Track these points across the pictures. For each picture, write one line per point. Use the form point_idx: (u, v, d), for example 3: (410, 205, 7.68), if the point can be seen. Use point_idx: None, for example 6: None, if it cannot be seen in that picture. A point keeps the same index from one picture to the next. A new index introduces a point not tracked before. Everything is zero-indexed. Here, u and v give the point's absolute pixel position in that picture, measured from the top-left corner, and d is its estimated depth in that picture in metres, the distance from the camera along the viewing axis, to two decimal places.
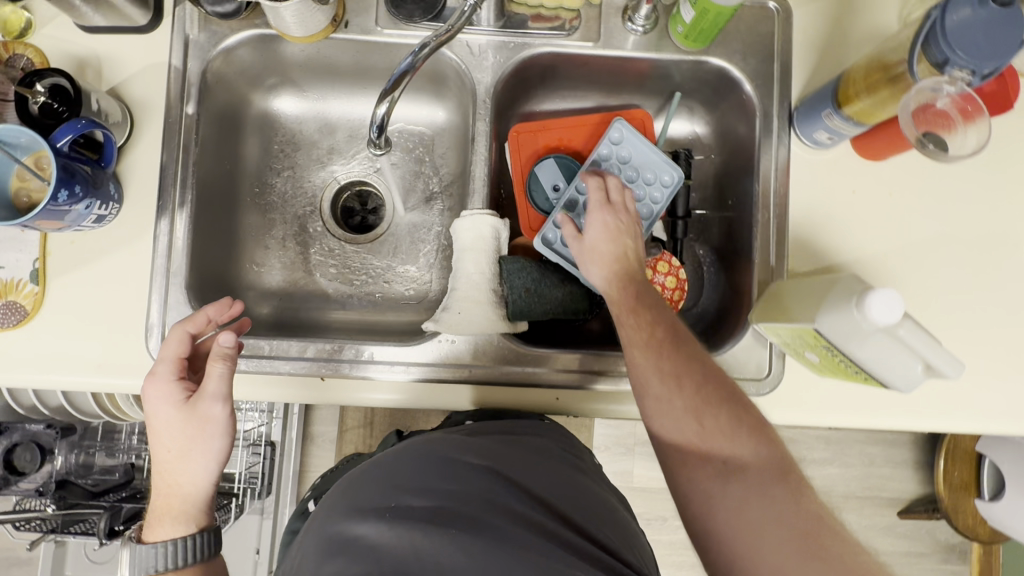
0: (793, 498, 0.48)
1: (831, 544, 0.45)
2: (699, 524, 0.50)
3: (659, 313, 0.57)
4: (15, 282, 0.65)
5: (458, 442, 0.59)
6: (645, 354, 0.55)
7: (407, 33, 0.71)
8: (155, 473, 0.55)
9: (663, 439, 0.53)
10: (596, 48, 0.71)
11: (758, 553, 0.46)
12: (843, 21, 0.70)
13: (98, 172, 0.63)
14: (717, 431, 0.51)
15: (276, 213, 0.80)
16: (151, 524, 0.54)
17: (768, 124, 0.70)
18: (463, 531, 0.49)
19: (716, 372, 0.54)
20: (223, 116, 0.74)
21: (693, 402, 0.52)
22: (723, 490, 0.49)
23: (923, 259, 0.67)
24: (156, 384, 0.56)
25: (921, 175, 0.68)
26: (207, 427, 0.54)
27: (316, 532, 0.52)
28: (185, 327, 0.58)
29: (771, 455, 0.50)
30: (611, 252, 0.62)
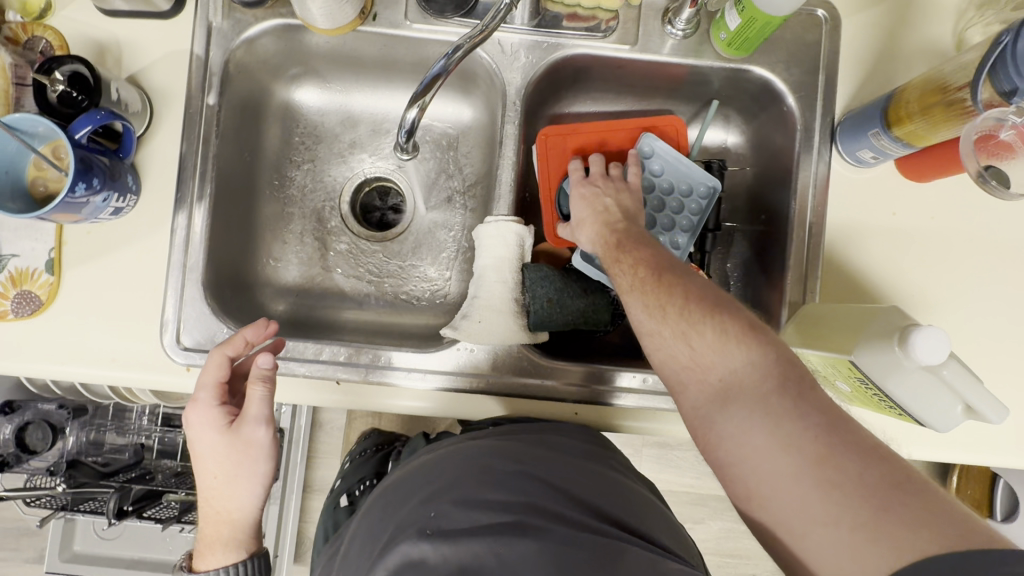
0: (798, 411, 0.43)
1: (846, 461, 0.40)
2: (713, 457, 0.47)
3: (643, 250, 0.55)
4: (30, 271, 0.64)
5: (492, 447, 0.58)
6: (632, 293, 0.52)
7: (437, 29, 0.69)
8: (202, 499, 0.57)
9: (664, 371, 0.50)
10: (632, 51, 0.68)
11: (769, 481, 0.42)
12: (893, 34, 0.67)
13: (116, 163, 0.61)
14: (707, 350, 0.47)
15: (295, 206, 0.78)
16: (202, 552, 0.57)
17: (809, 138, 0.67)
18: (512, 541, 0.49)
19: (702, 288, 0.50)
20: (245, 106, 0.72)
21: (679, 326, 0.48)
22: (723, 416, 0.45)
23: (962, 287, 0.64)
24: (200, 409, 0.56)
25: (966, 200, 0.65)
26: (251, 450, 0.55)
27: (367, 542, 0.55)
28: (224, 350, 0.57)
29: (769, 364, 0.45)
30: (597, 211, 0.61)
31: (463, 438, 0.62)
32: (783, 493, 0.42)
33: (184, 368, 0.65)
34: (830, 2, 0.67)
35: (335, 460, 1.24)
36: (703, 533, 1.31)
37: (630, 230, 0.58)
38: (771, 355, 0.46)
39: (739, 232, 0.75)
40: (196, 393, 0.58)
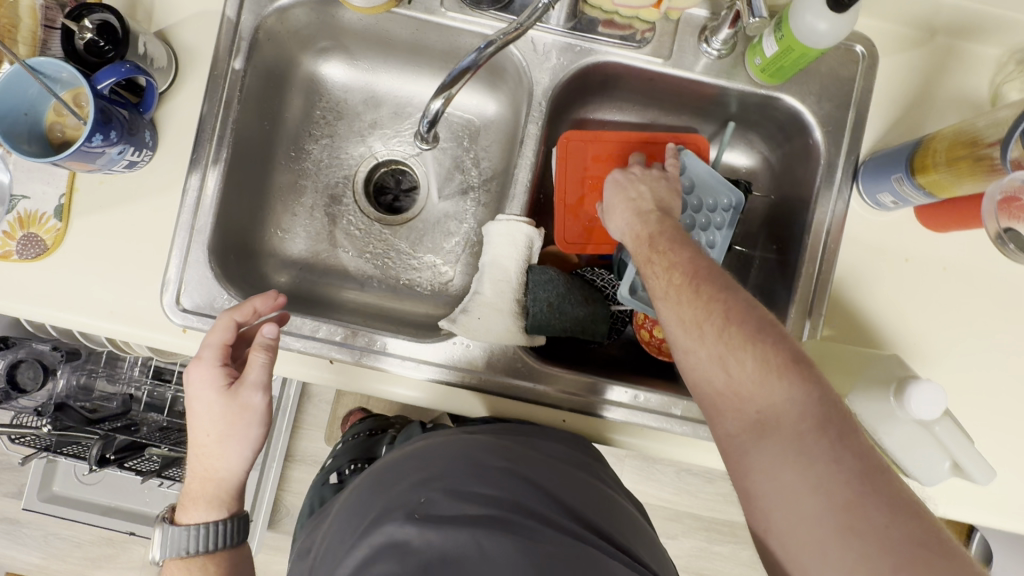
0: (836, 455, 0.41)
1: (875, 515, 0.39)
2: (741, 486, 0.46)
3: (684, 253, 0.53)
4: (38, 215, 0.64)
5: (487, 444, 0.58)
6: (668, 302, 0.51)
7: (471, 20, 0.68)
8: (192, 454, 0.57)
9: (700, 392, 0.49)
10: (664, 65, 0.68)
11: (792, 520, 0.42)
12: (928, 80, 0.66)
13: (136, 118, 0.61)
14: (745, 379, 0.45)
15: (308, 179, 0.78)
16: (186, 505, 0.58)
17: (831, 174, 0.66)
18: (496, 535, 0.49)
19: (745, 305, 0.48)
20: (271, 74, 0.72)
21: (717, 349, 0.47)
22: (756, 448, 0.45)
23: (965, 342, 0.64)
24: (200, 369, 0.55)
25: (979, 254, 0.65)
26: (245, 415, 0.55)
27: (349, 521, 0.55)
28: (232, 315, 0.57)
29: (810, 401, 0.43)
30: (634, 201, 0.60)
31: (449, 430, 0.62)
32: (804, 536, 0.41)
33: (180, 329, 0.65)
34: (869, 39, 0.66)
35: (319, 432, 1.25)
36: (674, 549, 1.31)
37: (668, 229, 0.55)
38: (813, 390, 0.44)
39: (748, 259, 0.75)
40: (199, 351, 0.57)
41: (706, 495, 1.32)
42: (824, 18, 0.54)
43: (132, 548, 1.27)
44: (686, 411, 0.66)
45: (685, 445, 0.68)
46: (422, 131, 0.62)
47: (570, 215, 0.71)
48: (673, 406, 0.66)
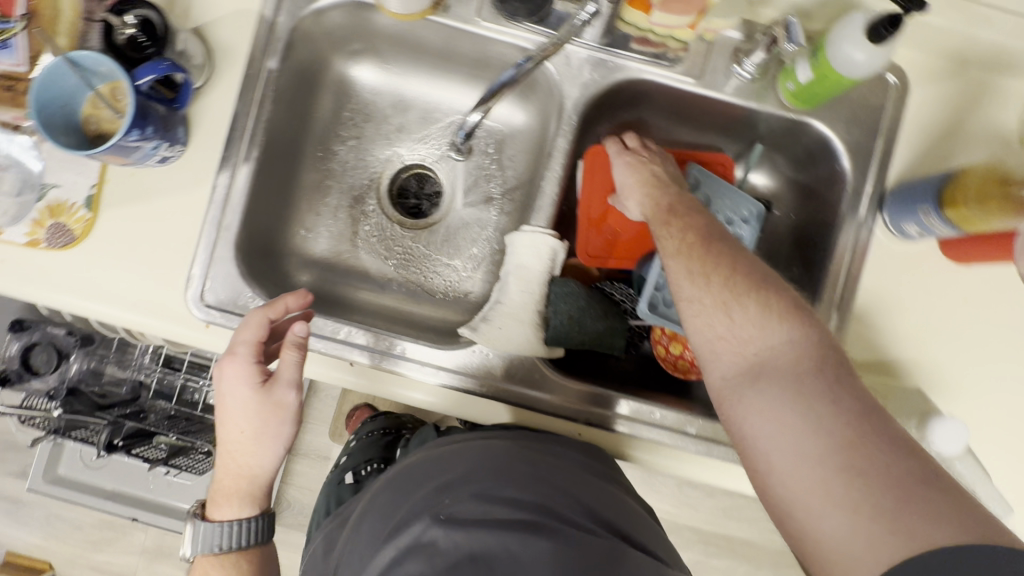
0: (834, 395, 0.44)
1: (873, 450, 0.41)
2: (736, 432, 0.47)
3: (693, 217, 0.56)
4: (68, 205, 0.64)
5: (510, 449, 0.58)
6: (677, 257, 0.53)
7: (506, 31, 0.68)
8: (223, 452, 0.57)
9: (698, 342, 0.51)
10: (696, 85, 0.68)
11: (792, 457, 0.43)
12: (957, 112, 0.67)
13: (171, 114, 0.61)
14: (748, 325, 0.48)
15: (334, 180, 0.79)
16: (216, 503, 0.59)
17: (856, 201, 0.66)
18: (525, 537, 0.49)
19: (750, 263, 0.51)
20: (304, 73, 0.73)
21: (722, 297, 0.49)
22: (755, 391, 0.46)
23: (982, 373, 0.64)
24: (234, 364, 0.56)
25: (1000, 288, 0.65)
26: (281, 412, 0.56)
27: (373, 520, 0.56)
28: (265, 313, 0.58)
29: (808, 343, 0.46)
30: (644, 179, 0.62)
31: (460, 435, 0.62)
32: (803, 471, 0.42)
33: (202, 325, 0.65)
34: (900, 69, 0.66)
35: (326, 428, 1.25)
36: None
37: (681, 199, 0.58)
38: (812, 338, 0.47)
39: None
40: (232, 347, 0.57)
41: (706, 508, 1.32)
42: (860, 48, 0.54)
43: (132, 533, 1.27)
44: (700, 430, 0.67)
45: (698, 464, 0.68)
46: (459, 136, 0.68)
47: (593, 229, 0.72)
48: (688, 425, 0.67)
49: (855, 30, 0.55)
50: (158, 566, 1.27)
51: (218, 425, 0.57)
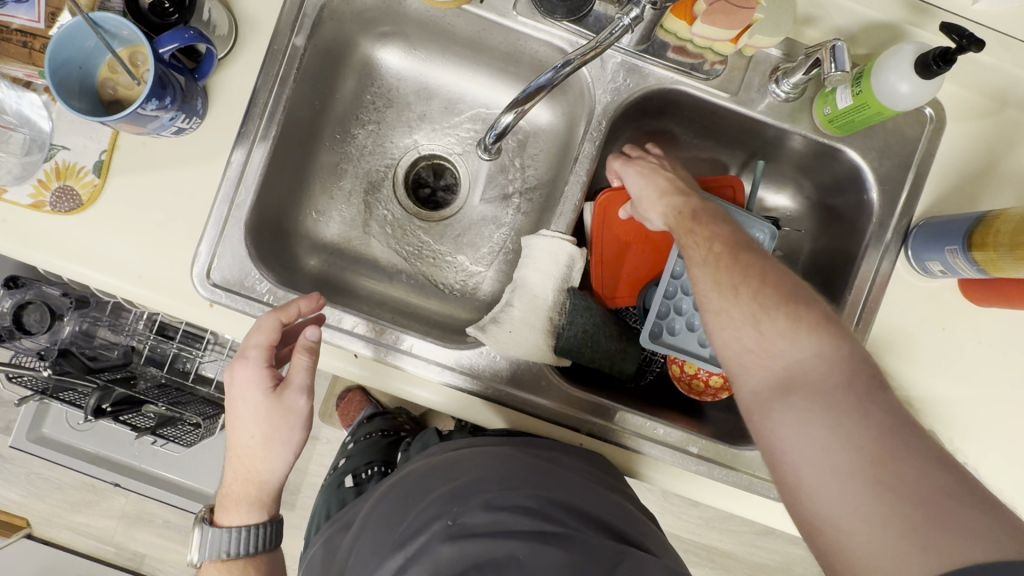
0: (865, 410, 0.42)
1: (907, 467, 0.39)
2: (764, 444, 0.46)
3: (720, 224, 0.54)
4: (77, 168, 0.62)
5: (518, 459, 0.58)
6: (704, 268, 0.51)
7: (542, 29, 0.66)
8: (233, 457, 0.59)
9: (725, 352, 0.50)
10: (730, 100, 0.66)
11: (822, 475, 0.41)
12: (991, 151, 0.66)
13: (190, 85, 0.59)
14: (777, 339, 0.46)
15: (350, 164, 0.77)
16: (227, 509, 0.61)
17: (881, 233, 0.66)
18: (534, 546, 0.50)
19: (780, 273, 0.49)
20: (329, 53, 0.71)
21: (751, 310, 0.48)
22: (784, 405, 0.44)
23: (989, 418, 0.64)
24: (246, 369, 0.56)
25: (1016, 334, 0.65)
26: (291, 418, 0.57)
27: (380, 522, 0.57)
28: (277, 317, 0.56)
29: (840, 356, 0.44)
30: (664, 190, 0.60)
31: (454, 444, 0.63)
32: (834, 488, 0.40)
33: (206, 303, 0.63)
34: (940, 102, 0.65)
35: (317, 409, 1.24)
36: None
37: (705, 206, 0.57)
38: (844, 351, 0.45)
39: None
40: (242, 348, 0.57)
41: (690, 518, 1.32)
42: (908, 80, 0.54)
43: (113, 497, 1.24)
44: (703, 450, 0.66)
45: (697, 484, 0.67)
46: (488, 140, 0.65)
47: (607, 268, 0.72)
48: (690, 445, 0.66)
49: (903, 62, 0.54)
50: (136, 533, 1.25)
51: (229, 429, 0.58)
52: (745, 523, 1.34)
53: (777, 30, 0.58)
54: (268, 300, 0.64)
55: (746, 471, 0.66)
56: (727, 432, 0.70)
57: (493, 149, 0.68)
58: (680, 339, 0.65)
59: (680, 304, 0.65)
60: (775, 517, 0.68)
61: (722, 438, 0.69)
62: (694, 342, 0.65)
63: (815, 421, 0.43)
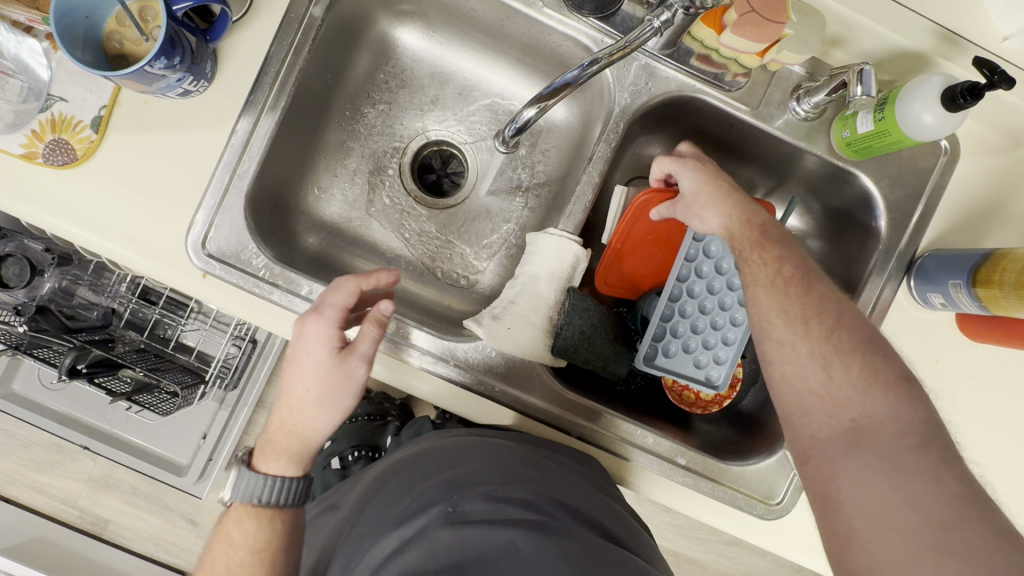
0: (936, 475, 0.42)
1: (976, 538, 0.40)
2: (819, 491, 0.47)
3: (788, 250, 0.53)
4: (73, 122, 0.59)
5: (514, 452, 0.58)
6: (771, 292, 0.52)
7: (567, 23, 0.65)
8: (282, 406, 0.56)
9: (784, 387, 0.50)
10: (750, 114, 0.66)
11: (881, 530, 0.42)
12: (1000, 188, 0.66)
13: (201, 46, 0.57)
14: (847, 385, 0.47)
15: (357, 142, 0.75)
16: (265, 454, 0.58)
17: (886, 260, 0.66)
18: (531, 534, 0.50)
19: (856, 317, 0.50)
20: (346, 26, 0.69)
21: (821, 349, 0.48)
22: (847, 455, 0.46)
23: (976, 452, 0.65)
24: (318, 325, 0.55)
25: (1008, 371, 0.65)
26: (347, 383, 0.55)
27: (379, 503, 0.58)
28: (357, 282, 0.56)
29: (913, 416, 0.45)
30: (722, 195, 0.58)
31: (439, 434, 0.66)
32: (894, 547, 0.41)
33: (199, 274, 0.61)
34: (955, 135, 0.65)
35: None
36: None
37: (774, 224, 0.56)
38: (919, 411, 0.45)
39: None
40: (316, 305, 0.56)
41: (662, 524, 1.32)
42: (932, 110, 0.54)
43: (81, 459, 1.22)
44: (690, 462, 0.66)
45: (682, 496, 0.67)
46: (506, 133, 0.63)
47: (614, 261, 0.71)
48: (679, 456, 0.66)
49: (930, 91, 0.54)
50: (102, 498, 1.22)
51: (285, 379, 0.56)
52: (716, 533, 1.35)
53: (805, 47, 0.57)
54: (264, 275, 0.62)
55: (731, 486, 0.66)
56: (714, 446, 0.70)
57: (511, 142, 0.66)
58: (675, 361, 0.65)
59: (677, 327, 0.66)
60: (756, 536, 0.68)
61: (712, 452, 0.69)
62: (689, 364, 0.65)
63: (882, 478, 0.44)
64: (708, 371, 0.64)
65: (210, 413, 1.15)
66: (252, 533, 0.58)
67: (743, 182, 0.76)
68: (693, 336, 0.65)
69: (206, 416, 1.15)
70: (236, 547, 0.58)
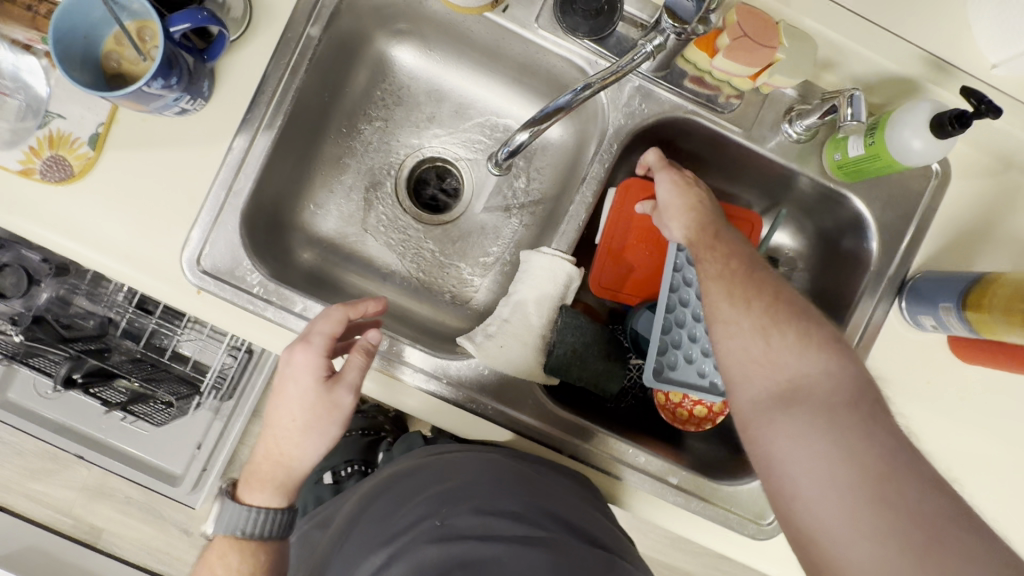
0: (867, 426, 0.45)
1: (905, 486, 0.42)
2: (760, 456, 0.48)
3: (734, 243, 0.57)
4: (71, 138, 0.60)
5: (503, 463, 0.57)
6: (719, 281, 0.54)
7: (562, 44, 0.65)
8: (267, 436, 0.57)
9: (727, 361, 0.52)
10: (743, 136, 0.66)
11: (820, 487, 0.44)
12: (992, 211, 0.66)
13: (198, 66, 0.57)
14: (785, 351, 0.49)
15: (353, 159, 0.76)
16: (251, 485, 0.58)
17: (877, 282, 0.66)
18: (520, 551, 0.50)
19: (792, 295, 0.53)
20: (344, 45, 0.70)
21: (760, 322, 0.51)
22: (784, 415, 0.47)
23: (967, 474, 0.65)
24: (306, 354, 0.54)
25: (998, 393, 0.66)
26: (334, 413, 0.56)
27: (371, 516, 0.59)
28: (345, 311, 0.55)
29: (843, 373, 0.48)
30: (685, 205, 0.61)
31: (427, 450, 0.66)
32: (834, 502, 0.43)
33: (193, 290, 0.61)
34: (947, 159, 0.66)
35: None
36: None
37: (723, 221, 0.60)
38: (847, 369, 0.48)
39: None
40: (305, 332, 0.55)
41: (656, 537, 1.32)
42: (921, 136, 0.54)
43: (75, 468, 1.22)
44: (682, 481, 0.66)
45: (674, 515, 0.67)
46: (499, 156, 0.64)
47: (608, 267, 0.71)
48: (670, 475, 0.66)
49: (919, 118, 0.54)
50: (95, 507, 1.22)
51: (273, 405, 0.56)
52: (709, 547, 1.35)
53: (797, 71, 0.58)
54: (257, 292, 0.63)
55: (722, 506, 0.66)
56: (706, 465, 0.70)
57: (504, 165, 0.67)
58: (681, 373, 0.65)
59: (676, 338, 0.65)
60: (747, 555, 0.68)
61: (704, 471, 0.69)
62: (693, 374, 0.65)
63: (819, 434, 0.45)
64: (712, 378, 0.65)
65: (205, 423, 1.16)
66: (236, 566, 0.58)
67: (737, 201, 0.76)
68: (693, 346, 0.65)
69: (201, 426, 1.16)
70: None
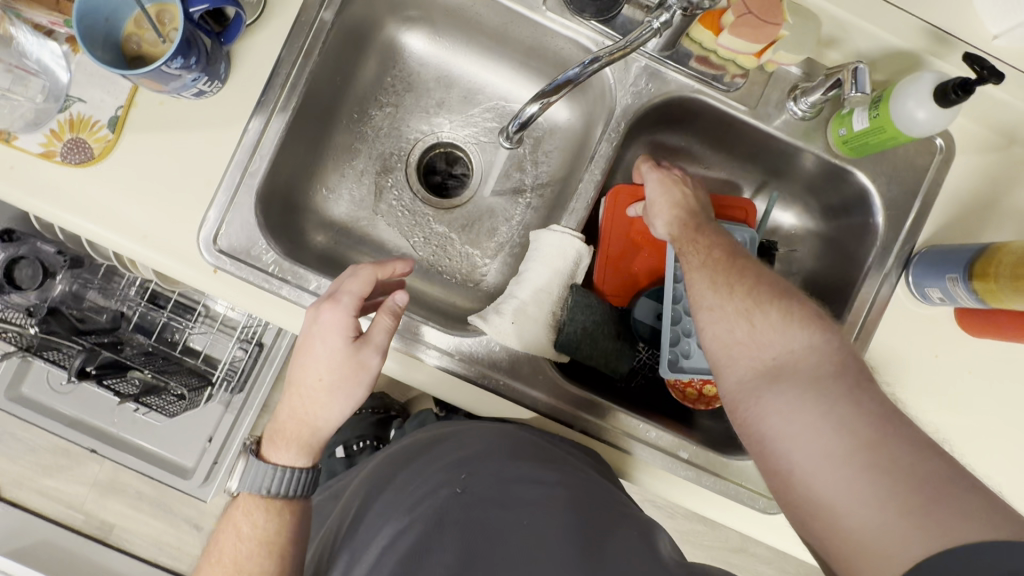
0: (854, 396, 0.45)
1: (898, 450, 0.42)
2: (753, 434, 0.48)
3: (716, 237, 0.58)
4: (91, 121, 0.61)
5: (521, 437, 0.60)
6: (702, 270, 0.55)
7: (570, 26, 0.67)
8: (293, 391, 0.58)
9: (714, 345, 0.53)
10: (749, 114, 0.67)
11: (813, 459, 0.44)
12: (996, 184, 0.67)
13: (215, 48, 0.59)
14: (768, 330, 0.50)
15: (364, 144, 0.77)
16: (275, 443, 0.59)
17: (884, 257, 0.67)
18: (540, 514, 0.51)
19: (773, 278, 0.54)
20: (355, 31, 0.71)
21: (743, 305, 0.52)
22: (771, 391, 0.48)
23: (976, 444, 0.65)
24: (335, 312, 0.56)
25: (1006, 365, 0.66)
26: (360, 373, 0.57)
27: (387, 487, 0.59)
28: (375, 270, 0.58)
29: (828, 349, 0.48)
30: (673, 200, 0.63)
31: (444, 423, 0.69)
32: (828, 472, 0.43)
33: (209, 269, 0.63)
34: (950, 133, 0.67)
35: None
36: None
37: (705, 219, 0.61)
38: (831, 344, 0.49)
39: None
40: (333, 293, 0.57)
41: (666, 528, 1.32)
42: (925, 107, 0.55)
43: (87, 464, 1.23)
44: (692, 456, 0.66)
45: (684, 490, 0.68)
46: (510, 129, 0.65)
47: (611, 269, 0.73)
48: (680, 449, 0.66)
49: (923, 88, 0.55)
50: (107, 502, 1.23)
51: (297, 365, 0.57)
52: (719, 539, 1.35)
53: (800, 48, 0.59)
54: (272, 270, 0.64)
55: (732, 481, 0.67)
56: (716, 441, 0.71)
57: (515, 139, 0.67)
58: (696, 360, 0.65)
59: (687, 326, 0.66)
60: (757, 529, 0.68)
61: (714, 447, 0.69)
62: None
63: (808, 407, 0.46)
64: None
65: (215, 416, 1.16)
66: (261, 524, 0.59)
67: (743, 182, 0.77)
68: None
69: (212, 420, 1.16)
70: (245, 537, 0.58)
